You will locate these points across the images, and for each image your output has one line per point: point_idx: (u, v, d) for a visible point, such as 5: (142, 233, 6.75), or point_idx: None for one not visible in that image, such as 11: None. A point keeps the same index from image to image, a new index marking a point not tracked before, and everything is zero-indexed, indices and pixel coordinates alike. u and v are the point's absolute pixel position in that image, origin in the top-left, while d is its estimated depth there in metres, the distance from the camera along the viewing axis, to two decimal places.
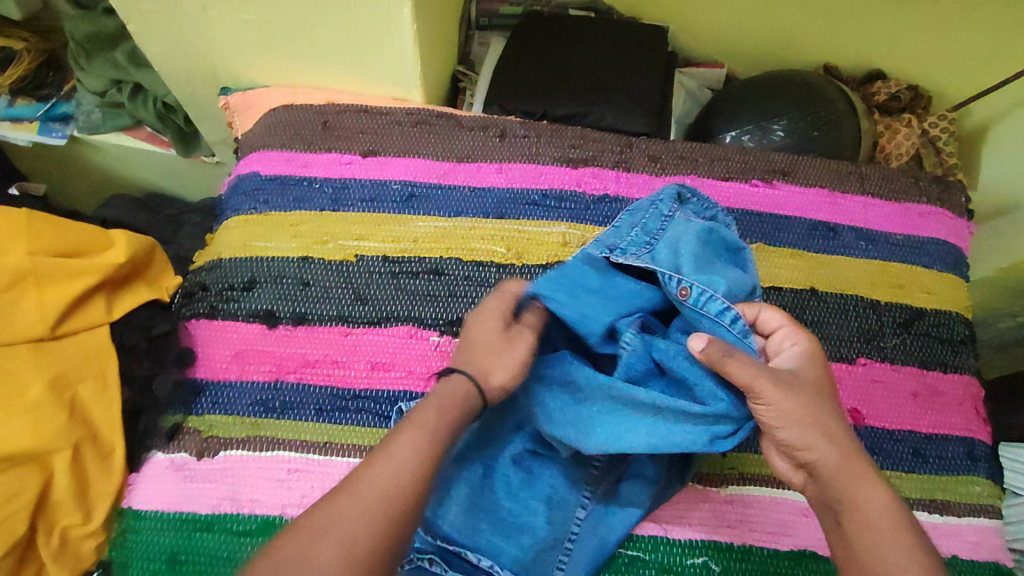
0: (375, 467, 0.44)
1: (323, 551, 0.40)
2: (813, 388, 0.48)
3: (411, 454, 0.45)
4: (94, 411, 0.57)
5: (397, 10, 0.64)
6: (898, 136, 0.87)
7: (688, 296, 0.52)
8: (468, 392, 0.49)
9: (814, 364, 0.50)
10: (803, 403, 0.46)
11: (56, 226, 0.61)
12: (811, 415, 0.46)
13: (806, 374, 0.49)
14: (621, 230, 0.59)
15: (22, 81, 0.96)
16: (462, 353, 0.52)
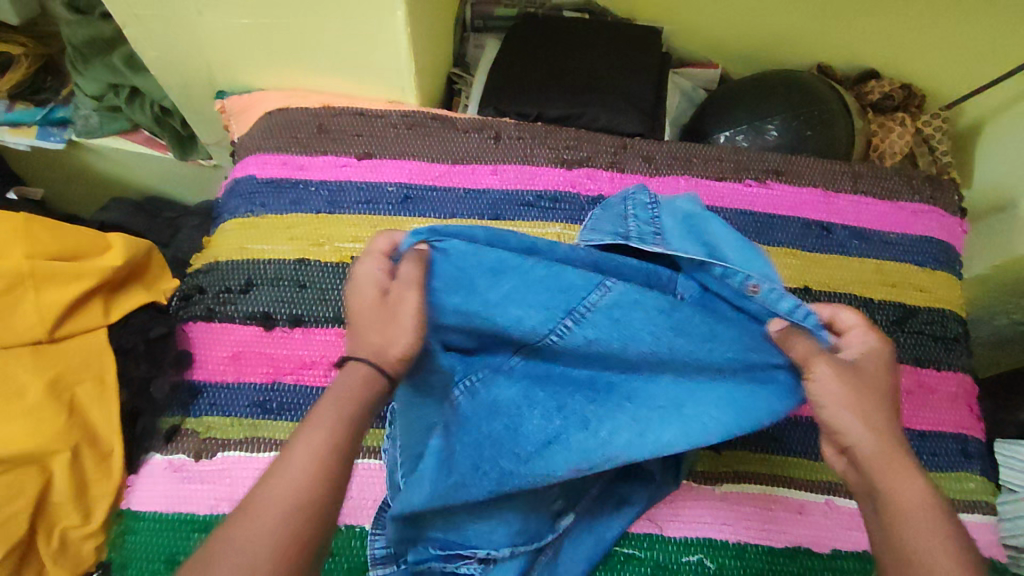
0: (273, 479, 0.40)
1: (218, 570, 0.36)
2: (873, 381, 0.46)
3: (312, 461, 0.41)
4: (93, 412, 0.58)
5: (391, 13, 0.64)
6: (891, 135, 0.88)
7: (759, 291, 0.50)
8: (365, 375, 0.45)
9: (882, 363, 0.47)
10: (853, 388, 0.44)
11: (54, 230, 0.61)
12: (862, 401, 0.44)
13: (867, 366, 0.46)
14: (614, 219, 0.56)
15: (20, 86, 0.96)
16: (350, 338, 0.47)
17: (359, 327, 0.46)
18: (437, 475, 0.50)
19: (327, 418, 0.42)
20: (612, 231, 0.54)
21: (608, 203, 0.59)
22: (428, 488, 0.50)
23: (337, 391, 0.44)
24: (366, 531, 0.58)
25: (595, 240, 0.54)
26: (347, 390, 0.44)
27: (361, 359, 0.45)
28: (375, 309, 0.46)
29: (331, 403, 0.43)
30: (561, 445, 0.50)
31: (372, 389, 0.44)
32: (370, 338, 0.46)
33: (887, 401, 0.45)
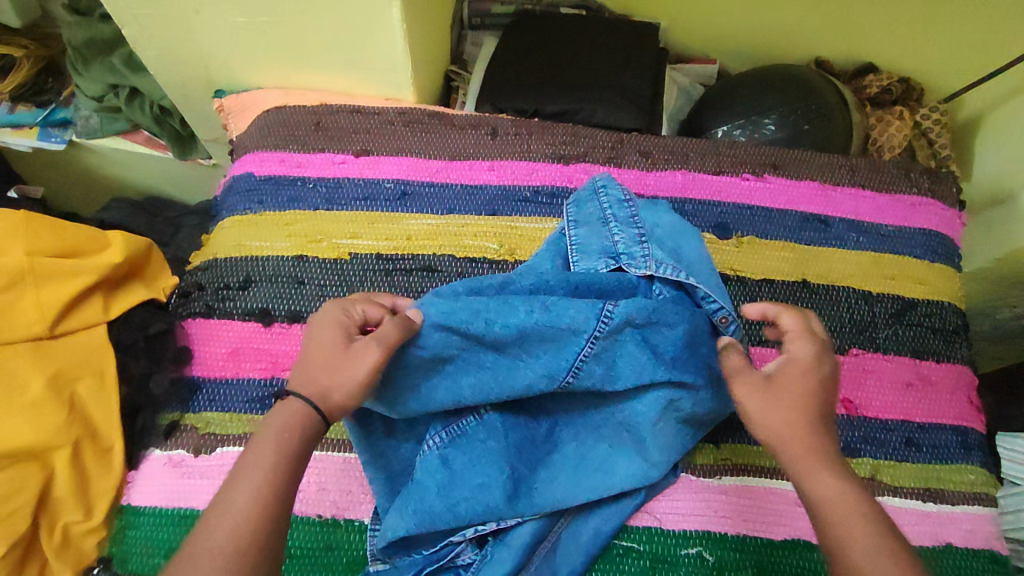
0: (212, 519, 0.41)
1: None
2: (800, 386, 0.47)
3: (250, 499, 0.41)
4: (93, 409, 0.58)
5: (385, 10, 0.64)
6: (890, 128, 0.87)
7: (727, 323, 0.58)
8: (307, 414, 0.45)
9: (811, 376, 0.48)
10: (775, 396, 0.47)
11: (55, 227, 0.61)
12: (782, 408, 0.46)
13: (793, 378, 0.47)
14: (599, 229, 0.61)
15: (21, 88, 0.96)
16: (300, 371, 0.47)
17: (309, 361, 0.47)
18: (456, 488, 0.54)
19: (259, 456, 0.43)
20: (600, 251, 0.59)
21: (578, 211, 0.62)
22: (450, 497, 0.54)
23: (271, 422, 0.45)
24: (365, 526, 0.59)
25: (583, 264, 0.59)
26: (280, 421, 0.45)
27: (299, 390, 0.46)
28: (333, 350, 0.47)
29: (262, 442, 0.44)
30: (559, 453, 0.58)
31: (303, 428, 0.45)
32: (316, 372, 0.47)
33: (817, 405, 0.47)
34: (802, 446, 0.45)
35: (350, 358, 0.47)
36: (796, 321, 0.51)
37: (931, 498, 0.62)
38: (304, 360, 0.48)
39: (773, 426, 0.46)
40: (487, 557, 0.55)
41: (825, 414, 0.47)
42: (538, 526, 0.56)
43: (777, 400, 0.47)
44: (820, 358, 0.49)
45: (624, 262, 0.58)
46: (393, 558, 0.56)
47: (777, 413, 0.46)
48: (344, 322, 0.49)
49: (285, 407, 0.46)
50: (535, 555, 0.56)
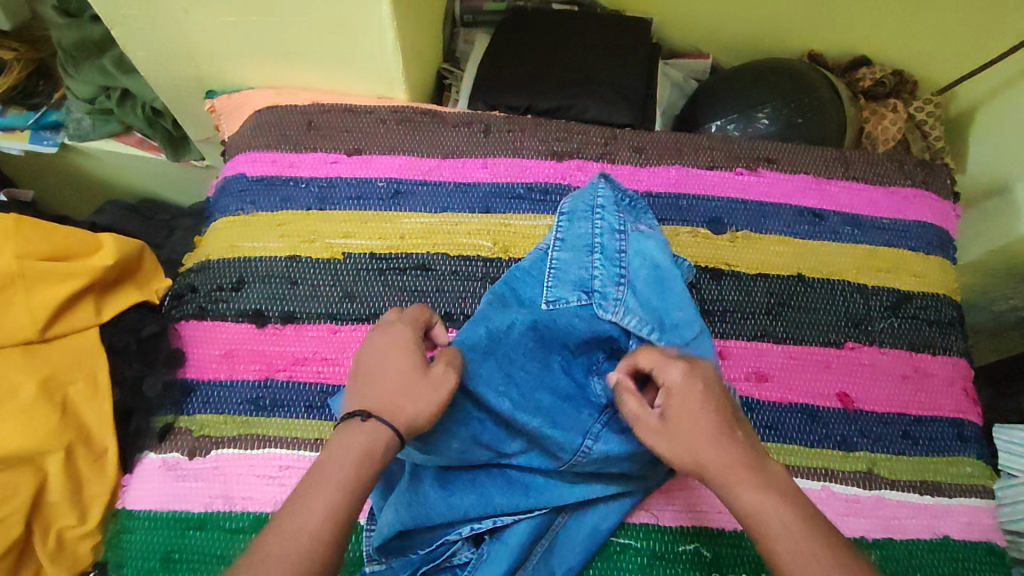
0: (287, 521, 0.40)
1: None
2: (696, 410, 0.46)
3: (324, 513, 0.41)
4: (86, 412, 0.58)
5: (376, 8, 0.64)
6: (884, 121, 0.87)
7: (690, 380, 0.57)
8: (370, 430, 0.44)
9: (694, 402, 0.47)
10: (673, 428, 0.46)
11: (45, 231, 0.61)
12: (690, 446, 0.45)
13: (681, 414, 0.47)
14: (581, 257, 0.62)
15: (13, 90, 0.96)
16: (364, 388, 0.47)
17: (387, 383, 0.47)
18: (450, 485, 0.55)
19: (330, 474, 0.42)
20: (576, 283, 0.61)
21: (565, 232, 0.63)
22: (445, 492, 0.55)
23: (335, 448, 0.44)
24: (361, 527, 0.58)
25: (554, 294, 0.61)
26: (360, 442, 0.44)
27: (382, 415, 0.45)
28: (408, 371, 0.47)
29: (338, 459, 0.43)
30: None
31: (378, 450, 0.44)
32: (393, 393, 0.46)
33: (715, 424, 0.46)
34: (717, 470, 0.44)
35: (434, 380, 0.47)
36: (652, 354, 0.51)
37: (927, 490, 0.62)
38: (377, 382, 0.47)
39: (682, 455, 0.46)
40: (484, 556, 0.55)
41: (723, 430, 0.46)
42: (536, 523, 0.56)
43: (677, 437, 0.46)
44: (691, 375, 0.48)
45: (595, 301, 0.60)
46: (388, 558, 0.55)
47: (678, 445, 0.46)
48: (414, 342, 0.49)
49: (362, 431, 0.44)
50: (533, 553, 0.55)
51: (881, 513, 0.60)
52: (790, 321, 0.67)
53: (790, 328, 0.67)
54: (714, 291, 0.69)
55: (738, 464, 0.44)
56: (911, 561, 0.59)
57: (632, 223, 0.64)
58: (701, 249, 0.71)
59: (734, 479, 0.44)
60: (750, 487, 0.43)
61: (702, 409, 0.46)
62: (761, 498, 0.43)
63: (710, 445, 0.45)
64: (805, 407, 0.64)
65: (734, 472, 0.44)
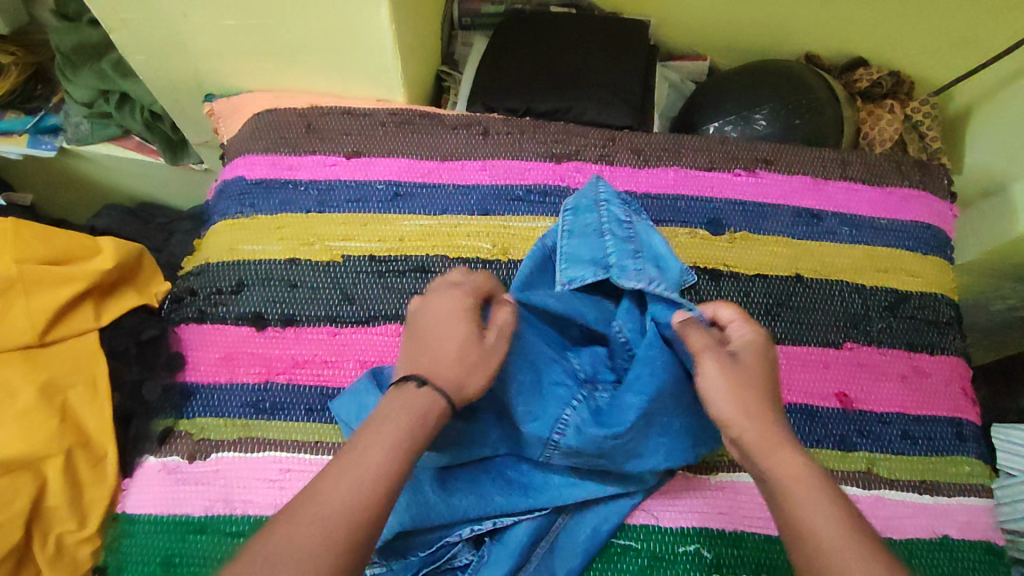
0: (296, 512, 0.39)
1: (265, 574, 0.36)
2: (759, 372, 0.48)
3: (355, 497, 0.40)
4: (85, 415, 0.58)
5: (374, 11, 0.64)
6: (880, 122, 0.87)
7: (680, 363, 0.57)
8: (423, 399, 0.45)
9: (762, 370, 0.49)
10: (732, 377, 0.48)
11: (44, 234, 0.61)
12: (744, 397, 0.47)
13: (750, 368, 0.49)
14: (592, 240, 0.65)
15: (12, 94, 0.96)
16: (421, 357, 0.48)
17: (444, 353, 0.48)
18: (450, 488, 0.55)
19: (385, 431, 0.43)
20: (591, 260, 0.63)
21: (579, 220, 0.66)
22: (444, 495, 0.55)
23: (390, 410, 0.44)
24: None
25: (569, 274, 0.64)
26: (415, 408, 0.45)
27: (436, 383, 0.46)
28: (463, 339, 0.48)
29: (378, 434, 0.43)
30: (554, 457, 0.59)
31: (430, 415, 0.45)
32: (448, 363, 0.47)
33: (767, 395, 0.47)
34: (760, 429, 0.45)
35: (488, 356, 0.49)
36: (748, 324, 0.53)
37: (926, 490, 0.62)
38: (434, 352, 0.48)
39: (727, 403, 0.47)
40: (485, 557, 0.55)
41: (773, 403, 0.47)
42: (537, 524, 0.56)
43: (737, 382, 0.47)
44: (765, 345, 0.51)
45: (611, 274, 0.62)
46: (389, 560, 0.55)
47: (729, 394, 0.47)
48: (470, 313, 0.50)
49: (417, 396, 0.45)
50: (535, 554, 0.55)
51: (881, 513, 0.61)
52: (789, 322, 0.67)
53: (789, 329, 0.67)
54: (713, 292, 0.69)
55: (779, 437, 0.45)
56: (911, 561, 0.59)
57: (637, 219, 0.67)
58: (700, 250, 0.71)
59: (771, 443, 0.45)
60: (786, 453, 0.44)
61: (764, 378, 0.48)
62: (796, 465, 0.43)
63: (759, 406, 0.46)
64: (804, 407, 0.64)
65: (772, 438, 0.45)
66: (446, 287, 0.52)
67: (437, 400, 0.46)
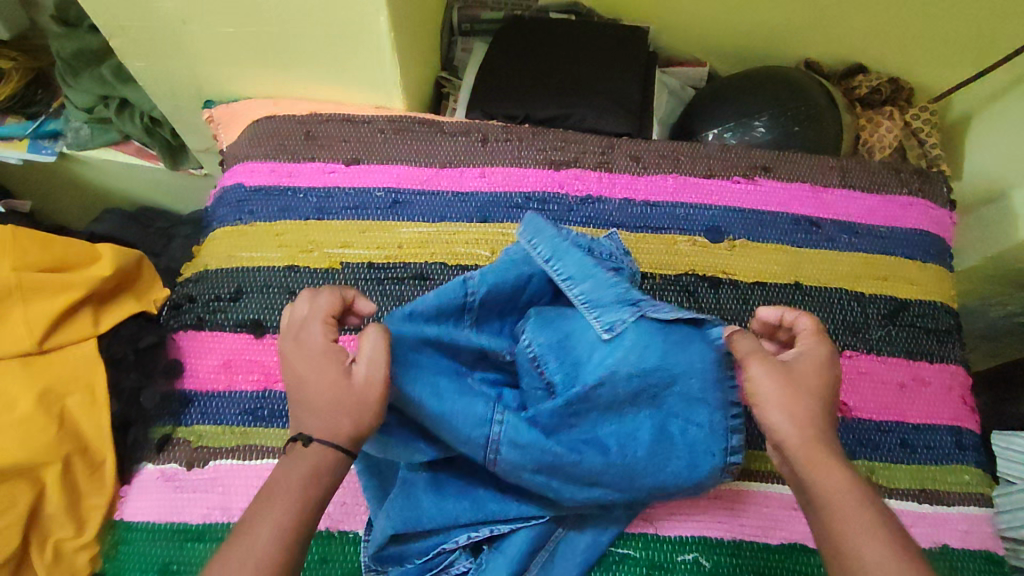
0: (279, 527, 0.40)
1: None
2: (815, 383, 0.46)
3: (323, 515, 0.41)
4: (83, 423, 0.58)
5: (372, 18, 0.64)
6: (880, 129, 0.87)
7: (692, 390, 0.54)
8: (314, 458, 0.43)
9: (819, 373, 0.47)
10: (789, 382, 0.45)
11: (43, 242, 0.61)
12: (796, 402, 0.45)
13: (806, 372, 0.46)
14: (603, 278, 0.56)
15: (12, 100, 0.96)
16: (301, 412, 0.44)
17: (313, 405, 0.44)
18: (444, 494, 0.55)
19: (276, 494, 0.42)
20: (617, 301, 0.55)
21: (537, 236, 0.58)
22: (438, 501, 0.54)
23: (283, 475, 0.42)
24: (360, 537, 0.58)
25: (606, 319, 0.55)
26: (309, 467, 0.42)
27: (318, 439, 0.43)
28: (333, 383, 0.44)
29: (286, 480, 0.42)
30: None
31: (326, 471, 0.43)
32: (323, 414, 0.43)
33: (823, 409, 0.45)
34: (807, 442, 0.44)
35: (360, 390, 0.44)
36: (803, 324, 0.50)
37: (925, 499, 0.62)
38: (303, 405, 0.44)
39: (773, 407, 0.45)
40: (483, 566, 0.55)
41: (829, 417, 0.45)
42: (534, 533, 0.56)
43: (790, 390, 0.45)
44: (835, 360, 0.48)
45: (648, 308, 0.55)
46: (387, 566, 0.55)
47: (779, 399, 0.45)
48: (330, 349, 0.45)
49: (303, 458, 0.43)
50: (533, 563, 0.55)
51: None
52: None
53: None
54: (712, 300, 0.69)
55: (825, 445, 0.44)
56: None
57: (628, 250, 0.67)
58: (699, 258, 0.71)
59: (821, 458, 0.43)
60: (836, 470, 0.43)
61: (822, 389, 0.46)
62: (845, 482, 0.42)
63: (811, 419, 0.44)
64: None
65: (825, 454, 0.43)
66: (297, 326, 0.47)
67: (329, 456, 0.43)
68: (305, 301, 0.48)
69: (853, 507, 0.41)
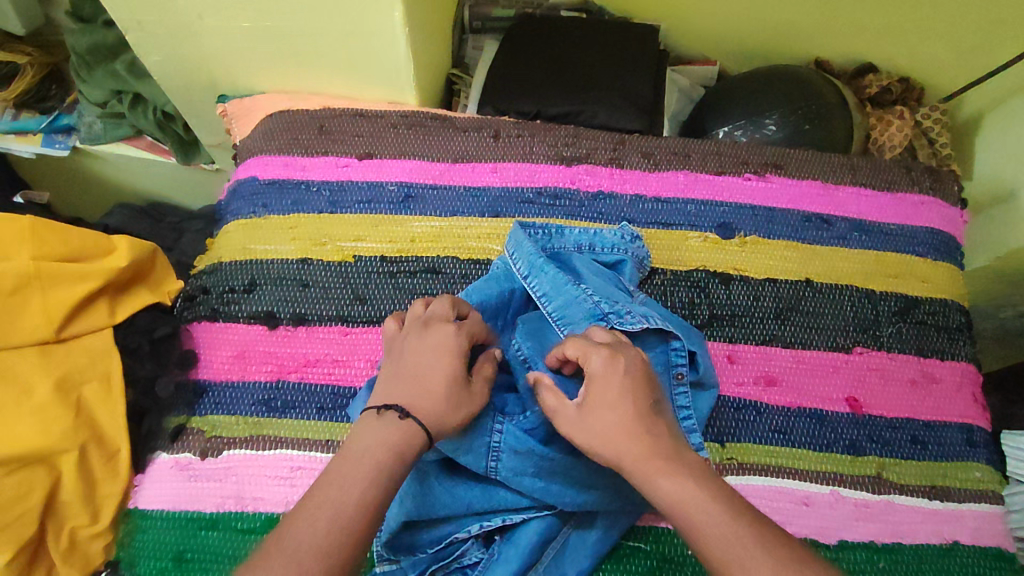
0: (310, 517, 0.41)
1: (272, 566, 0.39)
2: (610, 403, 0.47)
3: (357, 504, 0.42)
4: (99, 411, 0.58)
5: (387, 13, 0.65)
6: (891, 128, 0.87)
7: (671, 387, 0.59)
8: (404, 435, 0.46)
9: (618, 388, 0.47)
10: (589, 418, 0.47)
11: (60, 232, 0.61)
12: (602, 431, 0.46)
13: (600, 397, 0.47)
14: (574, 295, 0.61)
15: (27, 94, 0.98)
16: (411, 389, 0.49)
17: (432, 386, 0.49)
18: (456, 484, 0.56)
19: (362, 469, 0.44)
20: (587, 316, 0.59)
21: (518, 251, 0.64)
22: (450, 490, 0.55)
23: (369, 443, 0.46)
24: None
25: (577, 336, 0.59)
26: (396, 440, 0.46)
27: (420, 417, 0.47)
28: (455, 384, 0.49)
29: (370, 454, 0.45)
30: None
31: (410, 452, 0.46)
32: (433, 400, 0.48)
33: (627, 418, 0.46)
34: (633, 461, 0.45)
35: (473, 397, 0.50)
36: (579, 342, 0.51)
37: (936, 495, 0.62)
38: (422, 383, 0.49)
39: (593, 447, 0.47)
40: (494, 556, 0.55)
41: (642, 420, 0.46)
42: (545, 525, 0.56)
43: (593, 426, 0.47)
44: (613, 360, 0.49)
45: (614, 322, 0.58)
46: (399, 557, 0.56)
47: (591, 443, 0.47)
48: (462, 353, 0.51)
49: (399, 428, 0.46)
50: (544, 555, 0.55)
51: (890, 518, 0.61)
52: (799, 326, 0.68)
53: (799, 333, 0.67)
54: (723, 295, 0.69)
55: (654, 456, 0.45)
56: (921, 566, 0.59)
57: (637, 251, 0.68)
58: (709, 254, 0.71)
59: (653, 470, 0.44)
60: (670, 476, 0.44)
61: (618, 400, 0.47)
62: (681, 487, 0.43)
63: (622, 435, 0.46)
64: (813, 411, 0.64)
65: (657, 465, 0.44)
66: (439, 319, 0.53)
67: (419, 436, 0.47)
68: (452, 307, 0.55)
69: (700, 508, 0.42)
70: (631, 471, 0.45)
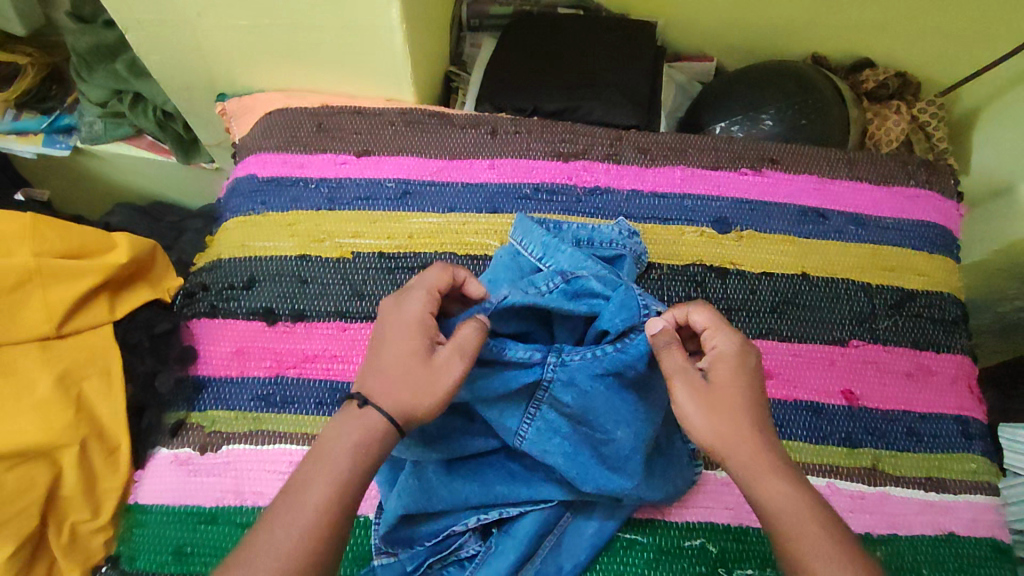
0: (284, 515, 0.42)
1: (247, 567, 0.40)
2: (734, 389, 0.48)
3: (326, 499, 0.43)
4: (99, 406, 0.59)
5: (384, 11, 0.65)
6: (887, 123, 0.88)
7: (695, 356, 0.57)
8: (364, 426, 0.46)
9: (743, 376, 0.49)
10: (712, 397, 0.48)
11: (61, 228, 0.62)
12: (723, 417, 0.47)
13: (727, 382, 0.48)
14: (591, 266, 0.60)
15: (27, 95, 0.99)
16: (376, 375, 0.48)
17: (393, 368, 0.48)
18: (455, 479, 0.56)
19: (324, 464, 0.44)
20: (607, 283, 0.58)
21: (528, 238, 0.64)
22: (449, 486, 0.56)
23: (330, 437, 0.46)
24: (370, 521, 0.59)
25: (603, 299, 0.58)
26: (356, 432, 0.46)
27: (380, 402, 0.47)
28: (418, 363, 0.48)
29: (333, 448, 0.45)
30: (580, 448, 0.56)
31: (372, 441, 0.46)
32: (394, 383, 0.47)
33: (750, 412, 0.47)
34: (746, 454, 0.46)
35: (436, 372, 0.47)
36: (709, 317, 0.52)
37: (933, 487, 0.62)
38: (386, 366, 0.48)
39: (707, 430, 0.47)
40: (492, 548, 0.56)
41: (760, 417, 0.48)
42: (543, 518, 0.56)
43: (714, 406, 0.47)
44: (744, 349, 0.50)
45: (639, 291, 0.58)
46: (397, 550, 0.56)
47: (709, 418, 0.47)
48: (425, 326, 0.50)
49: (359, 419, 0.47)
50: (541, 548, 0.56)
51: (886, 510, 0.61)
52: (795, 320, 0.68)
53: (795, 327, 0.68)
54: (719, 290, 0.69)
55: (766, 459, 0.46)
56: (916, 558, 0.59)
57: (633, 246, 0.69)
58: (705, 248, 0.71)
59: (762, 470, 0.45)
60: (780, 480, 0.45)
61: (744, 388, 0.48)
62: (792, 493, 0.44)
63: (740, 425, 0.47)
64: (809, 404, 0.65)
65: (764, 464, 0.46)
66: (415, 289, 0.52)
67: (381, 426, 0.46)
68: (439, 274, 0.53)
69: (807, 520, 0.43)
70: (734, 461, 0.46)
